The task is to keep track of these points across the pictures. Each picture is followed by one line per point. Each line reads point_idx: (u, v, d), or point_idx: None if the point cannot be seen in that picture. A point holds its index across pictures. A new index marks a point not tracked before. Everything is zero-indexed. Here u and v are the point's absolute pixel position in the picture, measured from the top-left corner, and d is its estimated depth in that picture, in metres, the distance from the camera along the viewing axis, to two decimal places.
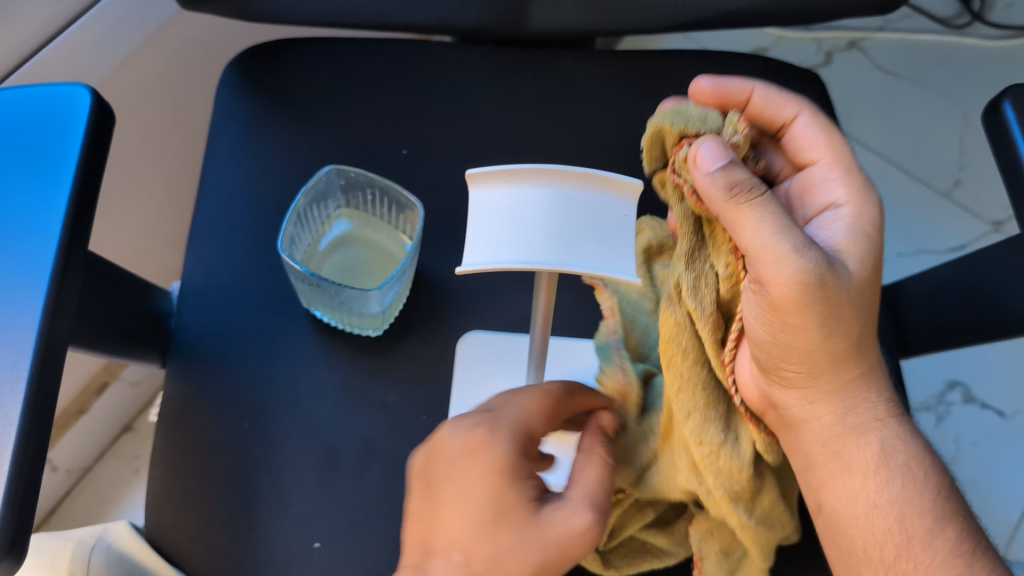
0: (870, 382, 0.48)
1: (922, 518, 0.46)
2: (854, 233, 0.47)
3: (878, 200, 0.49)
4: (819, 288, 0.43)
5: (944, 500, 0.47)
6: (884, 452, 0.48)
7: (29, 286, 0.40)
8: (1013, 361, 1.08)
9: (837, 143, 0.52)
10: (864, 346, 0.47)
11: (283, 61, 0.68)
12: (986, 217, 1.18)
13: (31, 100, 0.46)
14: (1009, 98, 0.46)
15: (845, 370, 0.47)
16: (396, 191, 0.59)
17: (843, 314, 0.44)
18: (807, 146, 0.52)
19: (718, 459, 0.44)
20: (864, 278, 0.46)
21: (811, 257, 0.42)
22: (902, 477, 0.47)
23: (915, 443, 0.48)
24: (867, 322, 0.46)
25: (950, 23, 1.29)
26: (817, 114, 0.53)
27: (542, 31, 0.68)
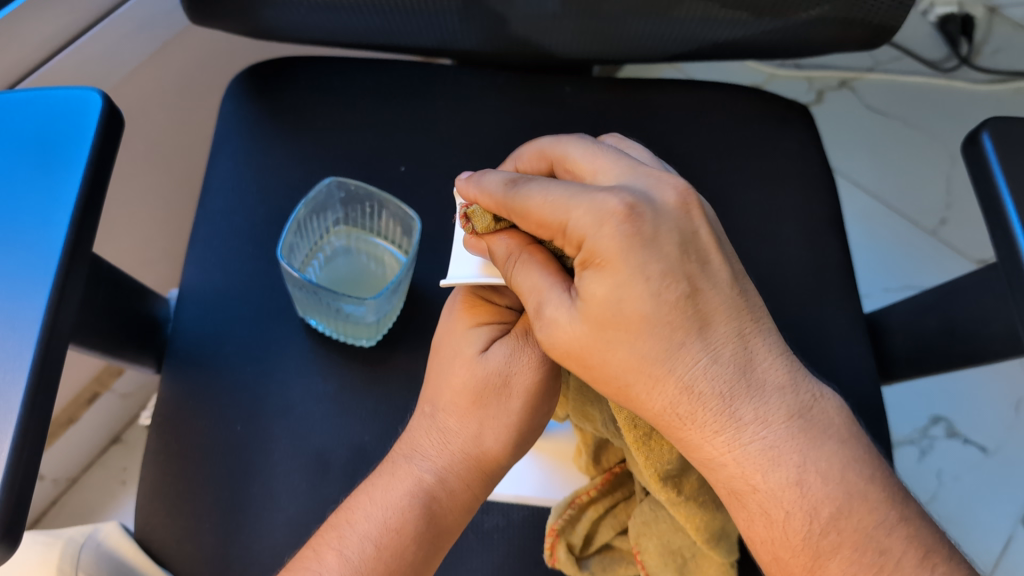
0: (693, 410, 0.40)
1: (798, 556, 0.41)
2: (587, 276, 0.41)
3: (584, 223, 0.40)
4: (560, 347, 0.42)
5: (821, 537, 0.40)
6: (735, 492, 0.41)
7: (36, 278, 0.42)
8: (995, 397, 1.09)
9: (541, 202, 0.42)
10: (645, 383, 0.40)
11: (287, 78, 0.69)
12: (970, 255, 1.19)
13: (43, 102, 0.47)
14: (988, 131, 0.48)
15: (648, 406, 0.41)
16: (395, 205, 0.60)
17: (591, 365, 0.41)
18: (528, 213, 0.43)
19: (649, 438, 0.45)
20: (601, 322, 0.40)
21: (543, 320, 0.42)
22: (759, 518, 0.41)
23: (782, 468, 0.40)
24: (631, 357, 0.40)
25: (939, 65, 1.32)
26: (514, 197, 0.43)
27: (541, 56, 0.69)
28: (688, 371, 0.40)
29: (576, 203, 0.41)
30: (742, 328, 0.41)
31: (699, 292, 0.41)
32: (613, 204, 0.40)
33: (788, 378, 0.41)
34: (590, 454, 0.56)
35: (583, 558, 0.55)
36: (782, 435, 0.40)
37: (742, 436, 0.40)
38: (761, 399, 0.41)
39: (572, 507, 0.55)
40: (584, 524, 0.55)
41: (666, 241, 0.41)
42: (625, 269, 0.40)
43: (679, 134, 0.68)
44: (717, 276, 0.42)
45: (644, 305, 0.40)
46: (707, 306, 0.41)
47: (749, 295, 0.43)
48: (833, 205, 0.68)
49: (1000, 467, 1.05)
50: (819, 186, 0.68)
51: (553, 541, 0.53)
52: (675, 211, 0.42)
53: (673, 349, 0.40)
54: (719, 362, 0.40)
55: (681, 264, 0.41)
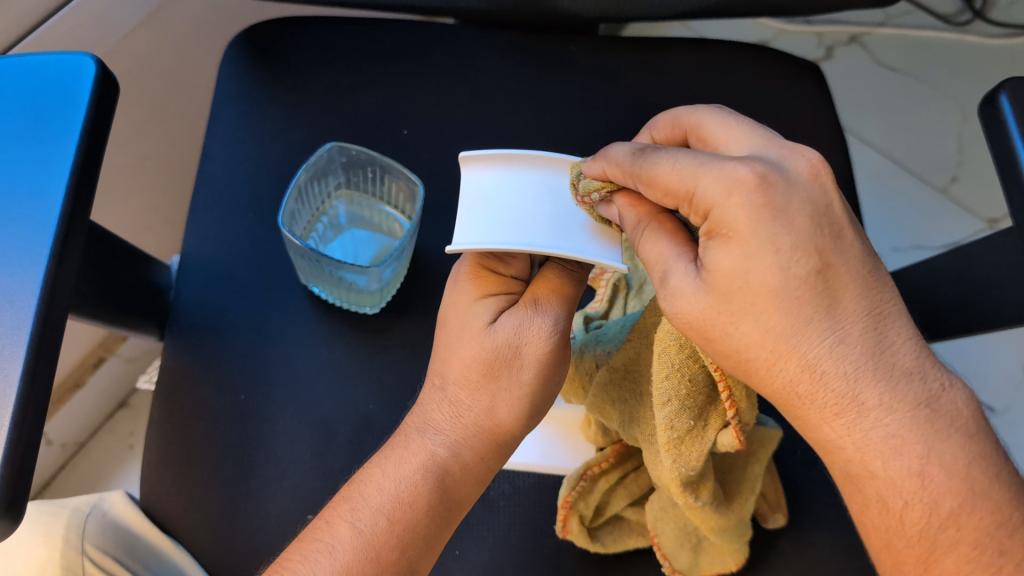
0: (813, 390, 0.38)
1: (911, 547, 0.39)
2: (716, 249, 0.38)
3: (713, 193, 0.37)
4: (679, 318, 0.39)
5: (939, 531, 0.38)
6: (851, 475, 0.39)
7: (31, 250, 0.41)
8: (1005, 358, 1.09)
9: (670, 169, 0.39)
10: (767, 357, 0.38)
11: (285, 39, 0.67)
12: (982, 214, 1.18)
13: (35, 68, 0.46)
14: (1006, 91, 0.46)
15: (770, 380, 0.39)
16: (397, 170, 0.59)
17: (713, 338, 0.39)
18: (655, 177, 0.40)
19: (682, 442, 0.44)
20: (729, 295, 0.38)
21: (666, 286, 0.40)
22: (875, 504, 0.39)
23: (905, 457, 0.37)
24: (756, 332, 0.38)
25: (952, 20, 1.29)
26: (642, 165, 0.41)
27: (546, 15, 0.68)
28: (812, 349, 0.37)
29: (706, 171, 0.38)
30: (871, 306, 0.38)
31: (830, 269, 0.37)
32: (745, 172, 0.37)
33: (916, 365, 0.38)
34: (600, 425, 0.56)
35: (595, 529, 0.55)
36: (904, 423, 0.37)
37: (861, 421, 0.38)
38: (888, 381, 0.37)
39: (584, 479, 0.54)
40: (597, 496, 0.55)
41: (798, 212, 0.37)
42: (755, 240, 0.37)
43: (687, 94, 0.67)
44: (850, 252, 0.38)
45: (772, 278, 0.37)
46: (837, 283, 0.37)
47: (881, 272, 0.39)
48: (845, 167, 0.66)
49: (1007, 428, 1.05)
50: (830, 147, 0.67)
51: (566, 513, 0.53)
52: (808, 181, 0.38)
53: (797, 326, 0.37)
54: (845, 342, 0.37)
55: (813, 237, 0.37)
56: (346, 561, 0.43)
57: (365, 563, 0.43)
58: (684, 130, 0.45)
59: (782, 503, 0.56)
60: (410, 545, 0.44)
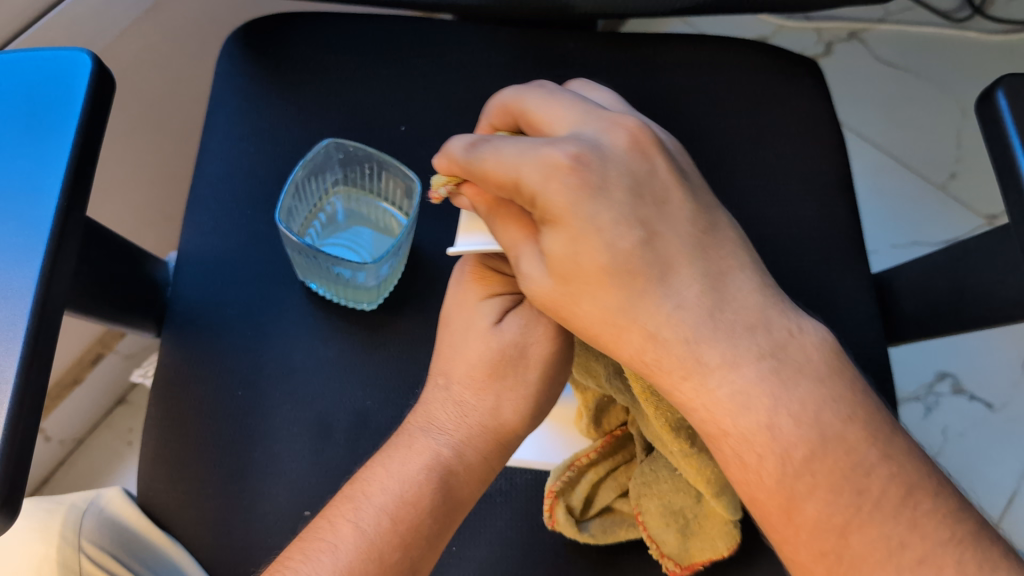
0: (659, 356, 0.40)
1: (772, 497, 0.39)
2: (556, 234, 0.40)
3: (537, 183, 0.39)
4: (536, 301, 0.42)
5: (795, 479, 0.39)
6: (709, 436, 0.40)
7: (27, 246, 0.41)
8: (1003, 354, 1.09)
9: (494, 162, 0.40)
10: (612, 331, 0.41)
11: (283, 35, 0.67)
12: (980, 211, 1.18)
13: (31, 64, 0.46)
14: (1002, 88, 0.46)
15: (619, 352, 0.41)
16: (394, 166, 0.59)
17: (566, 317, 0.42)
18: (488, 173, 0.41)
19: (656, 388, 0.46)
20: (568, 274, 0.40)
21: (523, 271, 0.42)
22: (732, 462, 0.40)
23: (753, 411, 0.39)
24: (597, 308, 0.40)
25: (952, 16, 1.29)
26: (471, 161, 0.41)
27: (543, 12, 0.68)
28: (651, 317, 0.40)
29: (526, 161, 0.40)
30: (706, 267, 0.41)
31: (655, 237, 0.40)
32: (560, 158, 0.39)
33: (759, 315, 0.40)
34: (592, 417, 0.56)
35: (583, 520, 0.55)
36: (752, 376, 0.39)
37: (707, 382, 0.39)
38: (729, 340, 0.40)
39: (571, 469, 0.55)
40: (583, 487, 0.55)
41: (615, 185, 0.40)
42: (576, 222, 0.39)
43: (684, 90, 0.67)
44: (671, 217, 0.41)
45: (600, 256, 0.40)
46: (665, 248, 0.41)
47: (716, 230, 0.42)
48: (842, 163, 0.66)
49: (1005, 424, 1.05)
50: (828, 143, 0.66)
51: (552, 502, 0.53)
52: (624, 154, 0.42)
53: (634, 298, 0.40)
54: (682, 306, 0.40)
55: (634, 208, 0.40)
56: (349, 559, 0.43)
57: (368, 562, 0.43)
58: (513, 116, 0.46)
59: None
60: (413, 546, 0.44)
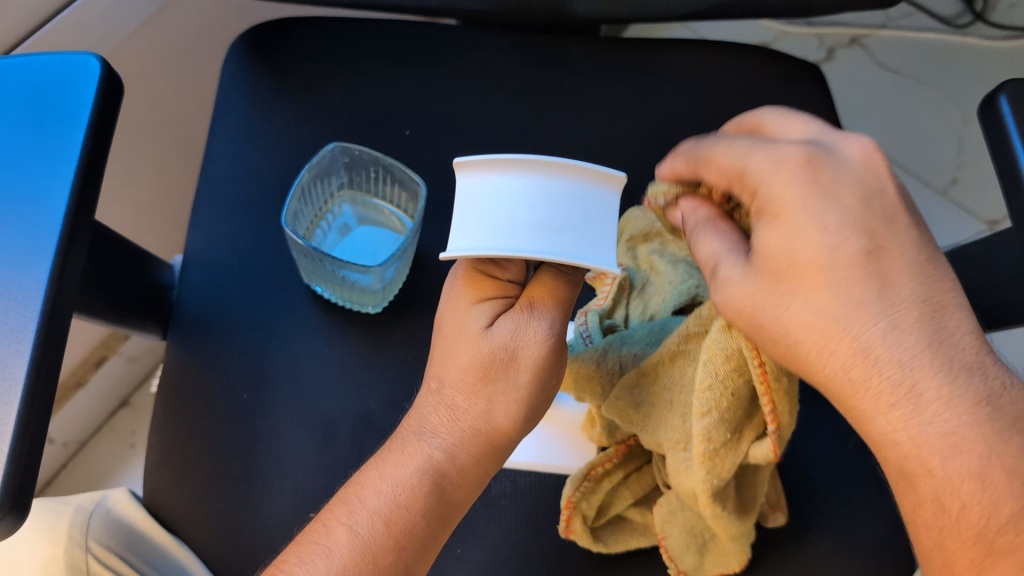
0: (868, 377, 0.37)
1: (966, 550, 0.37)
2: (765, 228, 0.39)
3: (765, 170, 0.39)
4: (730, 308, 0.40)
5: (997, 535, 0.36)
6: (907, 474, 0.37)
7: (37, 249, 0.41)
8: (1005, 360, 1.09)
9: (725, 152, 0.42)
10: (817, 341, 0.38)
11: (287, 40, 0.68)
12: (981, 216, 1.18)
13: (40, 68, 0.46)
14: (1005, 93, 0.46)
15: (820, 368, 0.38)
16: (399, 170, 0.59)
17: (762, 324, 0.39)
18: (718, 164, 0.42)
19: (716, 453, 0.45)
20: (776, 274, 0.38)
21: (722, 271, 0.41)
22: (930, 504, 0.37)
23: (964, 456, 0.35)
24: (805, 312, 0.38)
25: (952, 22, 1.30)
26: (705, 150, 0.44)
27: (547, 17, 0.68)
28: (863, 332, 0.37)
29: (756, 150, 0.40)
30: (930, 294, 0.37)
31: (882, 250, 0.38)
32: (796, 151, 0.39)
33: (977, 358, 0.36)
34: (605, 427, 0.56)
35: (597, 529, 0.55)
36: (967, 419, 0.35)
37: (920, 414, 0.36)
38: (948, 372, 0.36)
39: (588, 479, 0.54)
40: (599, 496, 0.55)
41: (848, 190, 0.38)
42: (799, 216, 0.38)
43: (688, 95, 0.67)
44: (903, 236, 0.38)
45: (820, 252, 0.37)
46: (891, 266, 0.37)
47: (939, 265, 0.39)
48: None
49: None
50: None
51: (570, 513, 0.53)
52: (861, 165, 0.39)
53: (852, 305, 0.37)
54: (899, 327, 0.36)
55: (864, 218, 0.38)
56: (343, 565, 0.43)
57: (363, 565, 0.43)
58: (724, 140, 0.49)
59: (783, 502, 0.56)
60: (407, 549, 0.44)
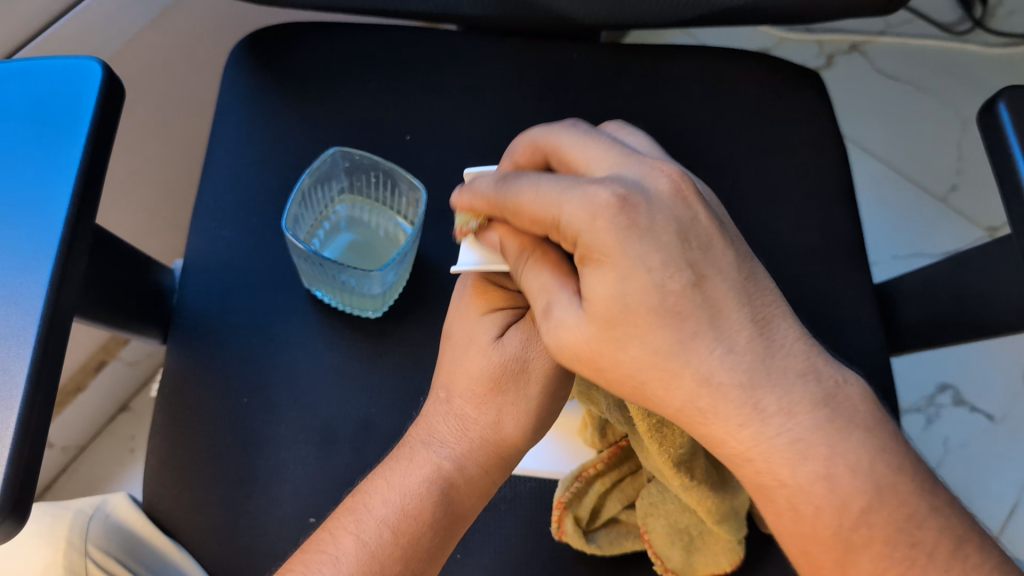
0: (714, 403, 0.39)
1: (827, 551, 0.39)
2: (600, 278, 0.39)
3: (586, 212, 0.39)
4: (569, 351, 0.41)
5: (852, 532, 0.39)
6: (760, 485, 0.40)
7: (38, 253, 0.41)
8: (1005, 366, 1.09)
9: (533, 199, 0.41)
10: (659, 378, 0.39)
11: (289, 45, 0.68)
12: (981, 222, 1.18)
13: (41, 73, 0.46)
14: (1004, 99, 0.46)
15: (668, 401, 0.40)
16: (400, 175, 0.59)
17: (604, 367, 0.40)
18: (537, 207, 0.41)
19: (661, 426, 0.46)
20: (612, 321, 0.39)
21: (553, 317, 0.41)
22: (787, 513, 0.39)
23: (811, 462, 0.39)
24: (643, 353, 0.39)
25: (952, 29, 1.30)
26: (507, 195, 0.43)
27: (548, 22, 0.68)
28: (702, 363, 0.39)
29: (568, 198, 0.39)
30: (754, 313, 0.40)
31: (702, 280, 0.39)
32: (605, 196, 0.39)
33: (807, 363, 0.40)
34: (597, 426, 0.56)
35: (590, 531, 0.55)
36: (808, 425, 0.39)
37: (766, 429, 0.39)
38: (784, 389, 0.39)
39: (579, 480, 0.55)
40: (591, 498, 0.55)
41: (662, 229, 0.39)
42: (624, 263, 0.38)
43: (687, 101, 0.67)
44: (720, 259, 0.40)
45: (648, 296, 0.39)
46: (713, 293, 0.39)
47: (757, 278, 0.41)
48: (845, 174, 0.67)
49: (1006, 436, 1.05)
50: (831, 154, 0.67)
51: (561, 513, 0.53)
52: (669, 200, 0.40)
53: (686, 342, 0.39)
54: (734, 352, 0.39)
55: (680, 251, 0.39)
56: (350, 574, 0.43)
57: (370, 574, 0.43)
58: (543, 154, 0.47)
59: (781, 509, 0.56)
60: (413, 560, 0.45)
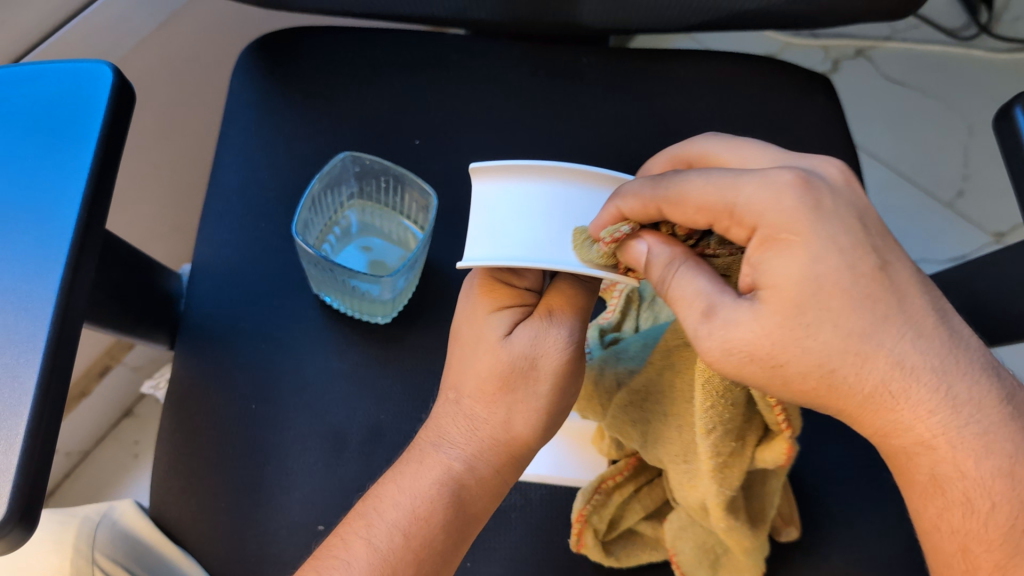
0: (906, 385, 0.37)
1: (990, 552, 0.39)
2: (782, 259, 0.37)
3: (767, 194, 0.38)
4: (743, 349, 0.38)
5: (1022, 534, 0.38)
6: (936, 479, 0.39)
7: (48, 258, 0.41)
8: (1012, 373, 1.08)
9: (702, 187, 0.40)
10: (853, 363, 0.37)
11: (297, 49, 0.67)
12: (988, 228, 1.18)
13: (51, 76, 0.46)
14: (1021, 104, 0.46)
15: (858, 390, 0.38)
16: (410, 180, 0.59)
17: (783, 362, 0.38)
18: (708, 197, 0.40)
19: (724, 465, 0.45)
20: (794, 306, 0.37)
21: (722, 315, 0.39)
22: (957, 508, 0.39)
23: (994, 456, 0.38)
24: (835, 338, 0.37)
25: (957, 35, 1.30)
26: (664, 190, 0.41)
27: (557, 27, 0.68)
28: (894, 345, 0.37)
29: (745, 180, 0.39)
30: (932, 301, 0.39)
31: (890, 266, 0.38)
32: (787, 176, 0.39)
33: (985, 362, 0.39)
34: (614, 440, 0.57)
35: (609, 543, 0.55)
36: (994, 419, 0.38)
37: (956, 417, 0.38)
38: (972, 377, 0.38)
39: (598, 492, 0.54)
40: (611, 509, 0.54)
41: (848, 212, 0.38)
42: (814, 239, 0.37)
43: (698, 106, 0.67)
44: (901, 251, 0.39)
45: (843, 276, 0.37)
46: (900, 280, 0.38)
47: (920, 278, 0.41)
48: (856, 179, 0.66)
49: None
50: (842, 159, 0.67)
51: (581, 527, 0.53)
52: (845, 186, 0.40)
53: (880, 326, 0.37)
54: (922, 337, 0.37)
55: (867, 236, 0.38)
56: None
57: None
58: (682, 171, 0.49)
59: (795, 517, 0.55)
60: (427, 563, 0.44)
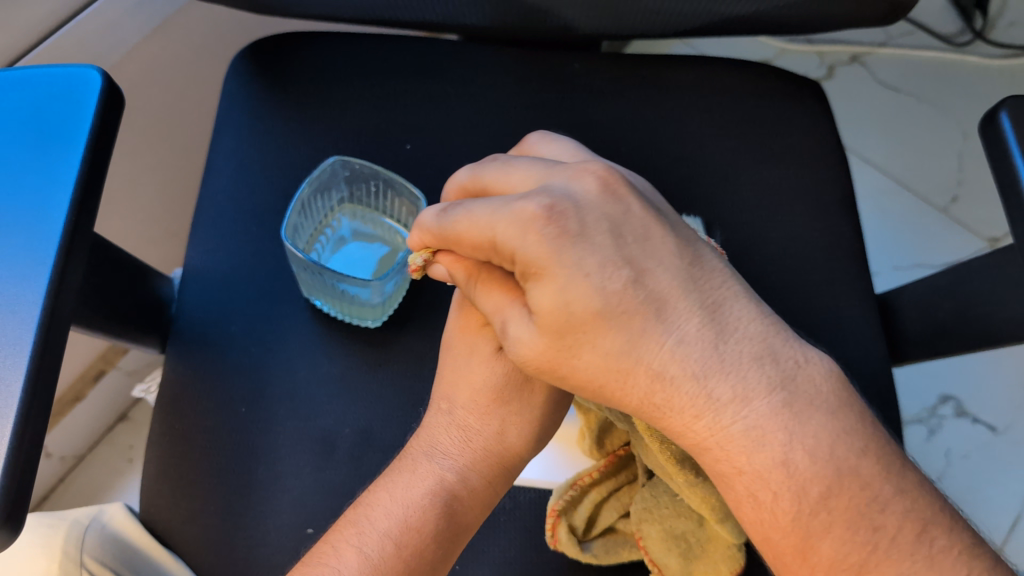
0: (669, 396, 0.41)
1: (786, 538, 0.40)
2: (544, 290, 0.40)
3: (514, 231, 0.40)
4: (529, 361, 0.43)
5: (810, 517, 0.39)
6: (724, 475, 0.41)
7: (35, 260, 0.41)
8: (1006, 377, 1.08)
9: (468, 226, 0.42)
10: (616, 379, 0.41)
11: (290, 55, 0.68)
12: (982, 233, 1.18)
13: (40, 81, 0.46)
14: (1006, 108, 0.46)
15: (629, 399, 0.42)
16: (400, 184, 0.59)
17: (563, 374, 0.42)
18: (474, 233, 0.42)
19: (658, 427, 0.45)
20: (559, 329, 0.41)
21: (511, 333, 0.43)
22: (747, 500, 0.40)
23: (767, 448, 0.40)
24: (597, 357, 0.41)
25: (952, 41, 1.30)
26: (447, 226, 0.43)
27: (550, 32, 0.68)
28: (655, 357, 0.40)
29: (498, 217, 0.41)
30: (703, 299, 0.42)
31: (643, 274, 0.41)
32: (532, 209, 0.40)
33: (764, 346, 0.41)
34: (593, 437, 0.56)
35: (586, 541, 0.55)
36: (764, 410, 0.40)
37: (721, 419, 0.40)
38: (739, 376, 0.40)
39: (574, 488, 0.55)
40: (586, 505, 0.55)
41: (596, 231, 0.41)
42: (561, 272, 0.40)
43: (688, 111, 0.67)
44: (660, 249, 0.42)
45: (592, 299, 0.40)
46: (656, 286, 0.41)
47: (704, 259, 0.43)
48: (845, 184, 0.67)
49: (1009, 446, 1.04)
50: (832, 164, 0.67)
51: (555, 521, 0.53)
52: (598, 198, 0.42)
53: (632, 341, 0.41)
54: (686, 341, 0.41)
55: (619, 249, 0.41)
56: None
57: None
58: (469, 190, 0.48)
59: None
60: (418, 569, 0.44)
